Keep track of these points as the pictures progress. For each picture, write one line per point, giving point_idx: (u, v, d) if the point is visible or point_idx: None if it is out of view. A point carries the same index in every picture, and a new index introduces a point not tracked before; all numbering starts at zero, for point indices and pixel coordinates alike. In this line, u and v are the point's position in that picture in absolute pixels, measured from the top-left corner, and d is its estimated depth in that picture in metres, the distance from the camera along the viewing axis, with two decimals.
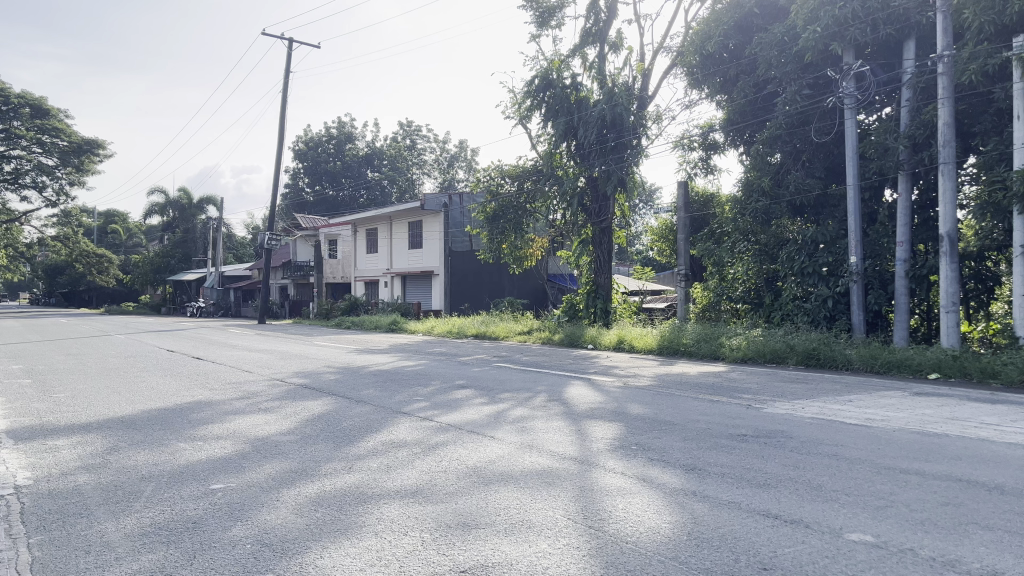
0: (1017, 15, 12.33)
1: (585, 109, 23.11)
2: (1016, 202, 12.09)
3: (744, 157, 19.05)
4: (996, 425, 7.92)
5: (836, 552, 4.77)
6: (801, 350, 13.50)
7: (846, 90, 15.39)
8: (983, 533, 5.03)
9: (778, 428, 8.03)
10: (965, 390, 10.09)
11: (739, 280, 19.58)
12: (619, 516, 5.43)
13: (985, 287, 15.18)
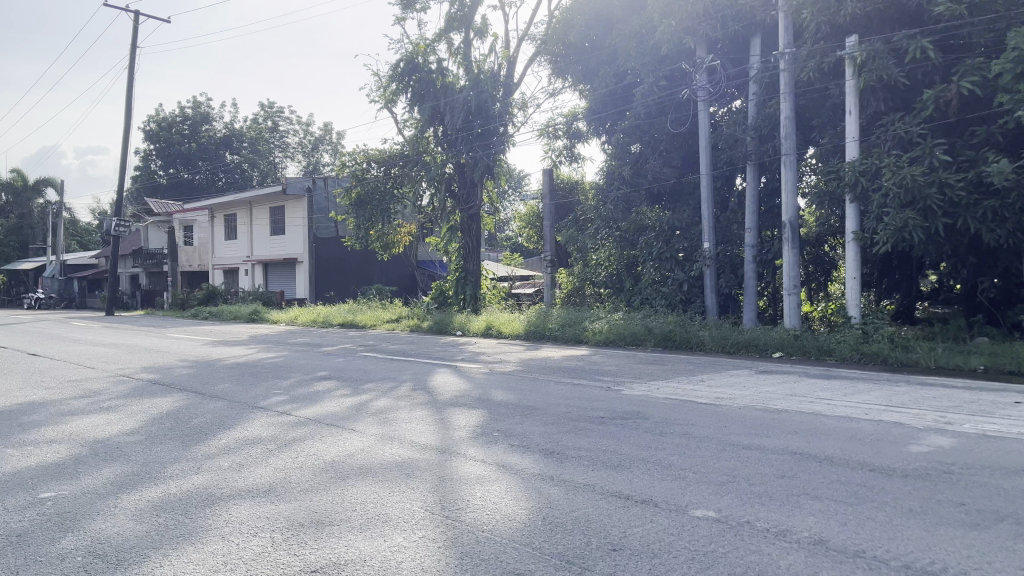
0: (850, 18, 13.25)
1: (451, 95, 23.09)
2: (849, 192, 13.04)
3: (605, 146, 19.54)
4: (829, 399, 8.56)
5: (680, 529, 4.99)
6: (658, 333, 14.03)
7: (698, 82, 16.02)
8: (812, 503, 5.41)
9: (634, 410, 8.32)
10: (804, 367, 10.86)
11: (602, 265, 20.16)
12: (476, 505, 5.47)
13: (824, 272, 16.36)
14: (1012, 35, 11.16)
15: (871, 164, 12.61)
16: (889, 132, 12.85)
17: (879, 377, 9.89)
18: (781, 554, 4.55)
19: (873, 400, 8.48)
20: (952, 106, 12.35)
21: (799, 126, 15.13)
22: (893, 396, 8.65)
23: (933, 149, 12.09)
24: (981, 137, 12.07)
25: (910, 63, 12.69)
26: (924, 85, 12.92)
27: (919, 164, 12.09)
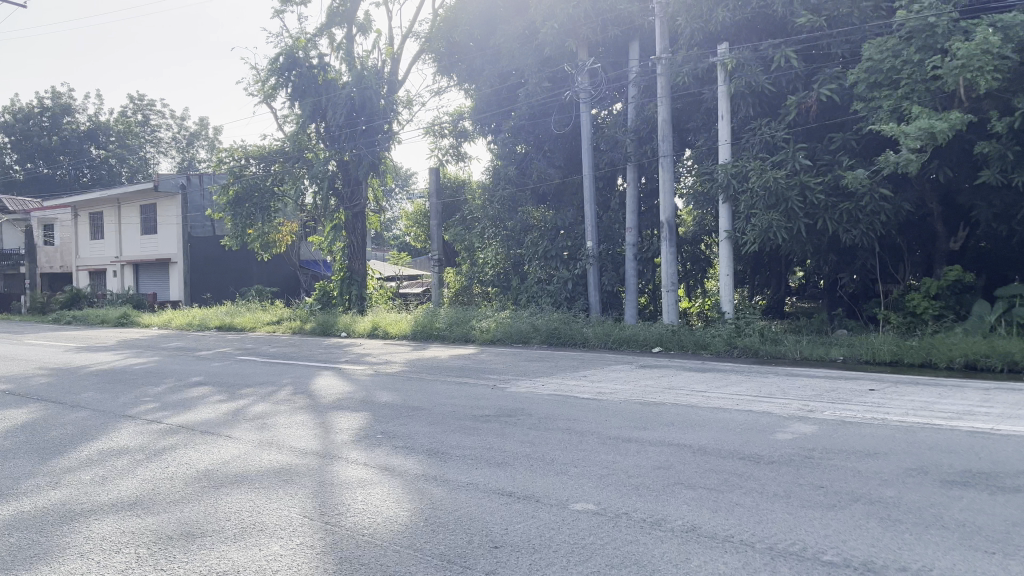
0: (721, 26, 13.89)
1: (333, 91, 22.69)
2: (721, 193, 13.63)
3: (491, 145, 19.66)
4: (703, 391, 8.92)
5: (561, 523, 5.07)
6: (544, 330, 14.22)
7: (580, 84, 16.36)
8: (685, 492, 5.62)
9: (518, 407, 8.39)
10: (681, 360, 11.29)
11: (489, 264, 20.30)
12: (356, 509, 5.36)
13: (700, 269, 17.04)
14: (866, 48, 12.01)
15: (741, 166, 13.23)
16: (757, 136, 13.51)
17: (750, 368, 10.39)
18: (655, 543, 4.70)
19: (744, 391, 8.90)
20: (813, 111, 13.09)
21: (676, 129, 15.70)
22: (762, 387, 9.11)
23: (796, 153, 12.83)
24: (840, 142, 12.89)
25: (776, 71, 13.40)
26: (788, 92, 13.62)
27: (783, 167, 12.80)
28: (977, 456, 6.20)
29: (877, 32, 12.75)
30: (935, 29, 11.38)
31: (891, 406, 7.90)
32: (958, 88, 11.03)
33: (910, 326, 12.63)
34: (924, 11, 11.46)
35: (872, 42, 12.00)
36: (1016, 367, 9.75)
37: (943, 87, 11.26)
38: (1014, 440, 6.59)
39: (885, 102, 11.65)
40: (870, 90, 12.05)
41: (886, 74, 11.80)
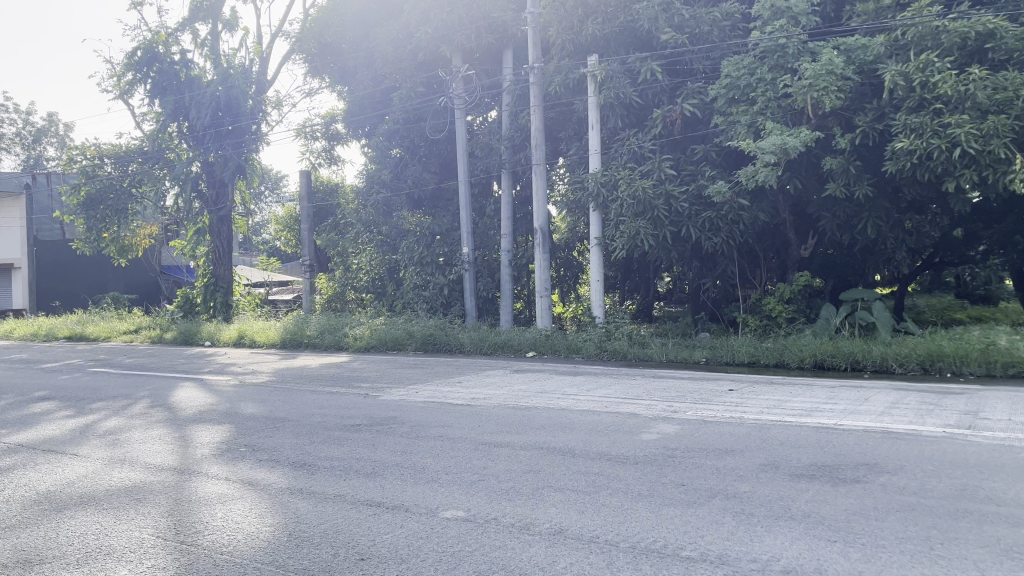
0: (591, 38, 14.27)
1: (197, 89, 21.72)
2: (592, 201, 14.00)
3: (364, 149, 19.36)
4: (575, 395, 9.10)
5: (429, 532, 5.03)
6: (418, 337, 14.11)
7: (454, 90, 16.39)
8: (554, 495, 5.70)
9: (390, 415, 8.26)
10: (555, 365, 11.46)
11: (363, 270, 19.97)
12: (215, 527, 5.11)
13: (573, 275, 17.41)
14: (725, 66, 12.65)
15: (610, 175, 13.64)
16: (624, 147, 13.95)
17: (619, 371, 10.69)
18: (523, 546, 4.74)
19: (613, 393, 9.14)
20: (677, 124, 13.69)
21: (549, 138, 15.98)
22: (630, 389, 9.37)
23: (661, 163, 13.35)
24: (702, 154, 13.49)
25: (643, 84, 13.87)
26: (654, 105, 14.11)
27: (649, 177, 13.28)
28: (822, 450, 6.64)
29: (735, 50, 13.45)
30: (786, 49, 12.16)
31: (748, 405, 8.33)
32: (806, 105, 11.80)
33: (766, 329, 13.35)
34: (775, 33, 12.24)
35: (729, 60, 12.66)
36: (857, 366, 10.49)
37: (792, 104, 12.02)
38: (855, 434, 7.10)
39: (742, 117, 12.30)
40: (729, 105, 12.69)
41: (743, 91, 12.47)
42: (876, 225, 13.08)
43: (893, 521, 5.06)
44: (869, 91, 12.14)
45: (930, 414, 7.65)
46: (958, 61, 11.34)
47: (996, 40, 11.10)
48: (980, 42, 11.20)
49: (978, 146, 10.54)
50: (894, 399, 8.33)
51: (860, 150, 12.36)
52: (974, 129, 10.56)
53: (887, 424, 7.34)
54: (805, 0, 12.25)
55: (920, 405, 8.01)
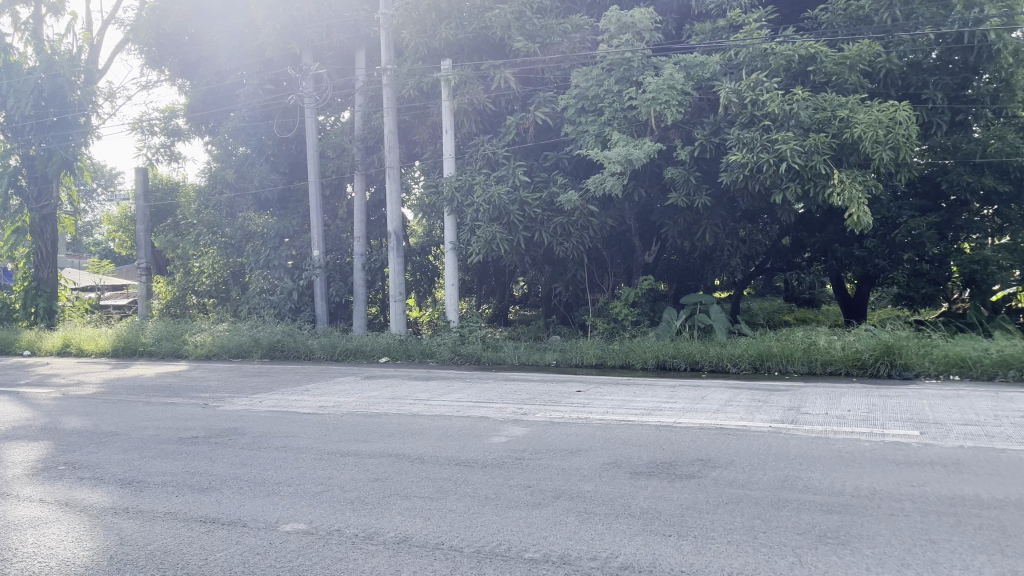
0: (444, 43, 14.24)
1: (16, 76, 19.95)
2: (446, 205, 13.96)
3: (208, 146, 18.44)
4: (426, 400, 9.03)
5: (267, 547, 4.82)
6: (265, 343, 13.57)
7: (304, 89, 15.91)
8: (401, 503, 5.63)
9: (230, 426, 7.87)
10: (406, 370, 11.34)
11: (205, 273, 19.12)
12: (24, 554, 4.68)
13: (428, 280, 17.36)
14: (574, 76, 13.07)
15: (465, 180, 13.68)
16: (478, 152, 14.00)
17: (471, 375, 10.72)
18: (365, 558, 4.64)
19: (465, 397, 9.15)
20: (530, 132, 13.91)
21: (403, 141, 15.88)
22: (481, 393, 9.41)
23: (515, 170, 13.52)
24: (554, 161, 13.82)
25: (496, 90, 13.99)
26: (507, 112, 14.29)
27: (503, 182, 13.45)
28: (662, 447, 6.93)
29: (584, 61, 13.88)
30: (631, 63, 12.66)
31: (594, 406, 8.58)
32: (650, 118, 12.35)
33: (613, 332, 13.84)
34: (621, 46, 12.71)
35: (579, 70, 13.09)
36: (696, 366, 11.08)
37: (638, 116, 12.52)
38: (692, 430, 7.47)
39: (591, 127, 12.68)
40: (578, 115, 13.05)
41: (592, 101, 12.86)
42: (713, 233, 13.89)
43: (723, 513, 5.35)
44: (707, 106, 12.86)
45: (759, 410, 8.19)
46: (784, 82, 12.23)
47: (816, 64, 12.09)
48: (803, 65, 12.15)
49: (801, 161, 11.42)
50: (727, 397, 8.85)
51: (699, 163, 13.08)
52: (797, 146, 11.43)
53: (720, 420, 7.79)
54: (649, 17, 12.81)
55: (750, 402, 8.56)
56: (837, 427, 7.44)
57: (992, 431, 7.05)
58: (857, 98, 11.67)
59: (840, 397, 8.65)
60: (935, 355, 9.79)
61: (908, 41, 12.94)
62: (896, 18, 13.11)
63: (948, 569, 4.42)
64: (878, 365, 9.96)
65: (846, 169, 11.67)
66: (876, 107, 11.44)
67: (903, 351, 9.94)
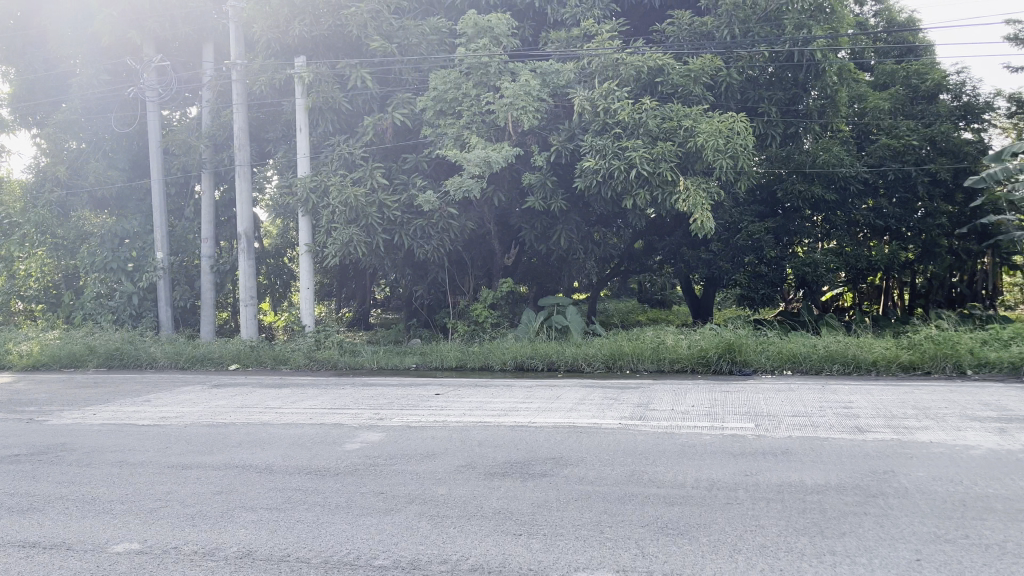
0: (298, 39, 13.77)
1: None
2: (300, 206, 13.48)
3: (37, 140, 16.98)
4: (278, 408, 8.72)
5: (95, 570, 4.50)
6: (102, 351, 12.67)
7: (146, 81, 14.94)
8: (246, 515, 5.41)
9: (58, 442, 7.29)
10: (257, 377, 10.91)
11: (33, 276, 17.37)
12: None
13: (283, 283, 16.81)
14: (432, 79, 12.82)
15: (320, 180, 13.26)
16: (333, 153, 13.58)
17: (327, 381, 10.45)
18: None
19: (319, 404, 8.90)
20: (388, 134, 13.72)
21: (255, 138, 15.30)
22: (336, 399, 9.20)
23: (373, 171, 13.32)
24: (413, 163, 13.74)
25: (353, 89, 13.72)
26: (365, 112, 14.04)
27: (360, 184, 13.20)
28: (515, 447, 7.03)
29: (442, 63, 13.89)
30: (488, 67, 12.76)
31: (452, 408, 8.58)
32: (507, 122, 12.52)
33: (473, 334, 13.88)
34: (479, 51, 12.76)
35: (437, 74, 12.83)
36: (552, 366, 11.29)
37: (495, 120, 12.66)
38: (546, 430, 7.62)
39: (449, 129, 12.68)
40: (437, 117, 13.00)
41: (450, 104, 12.86)
42: (569, 236, 14.29)
43: (572, 510, 5.49)
44: (562, 113, 13.15)
45: (610, 408, 8.47)
46: (634, 92, 12.75)
47: (663, 76, 12.71)
48: (652, 76, 12.73)
49: (650, 168, 11.94)
50: (580, 396, 9.09)
51: (555, 168, 13.40)
52: (646, 154, 11.93)
53: (572, 419, 7.99)
54: (506, 23, 12.96)
55: (602, 400, 8.82)
56: (681, 421, 7.80)
57: (818, 421, 7.63)
58: (699, 109, 12.38)
59: (685, 392, 9.10)
60: (770, 351, 10.50)
61: (746, 57, 13.81)
62: (735, 35, 13.95)
63: (774, 552, 4.72)
64: (721, 362, 10.52)
65: (691, 176, 12.32)
66: (717, 118, 12.19)
67: (742, 348, 10.58)
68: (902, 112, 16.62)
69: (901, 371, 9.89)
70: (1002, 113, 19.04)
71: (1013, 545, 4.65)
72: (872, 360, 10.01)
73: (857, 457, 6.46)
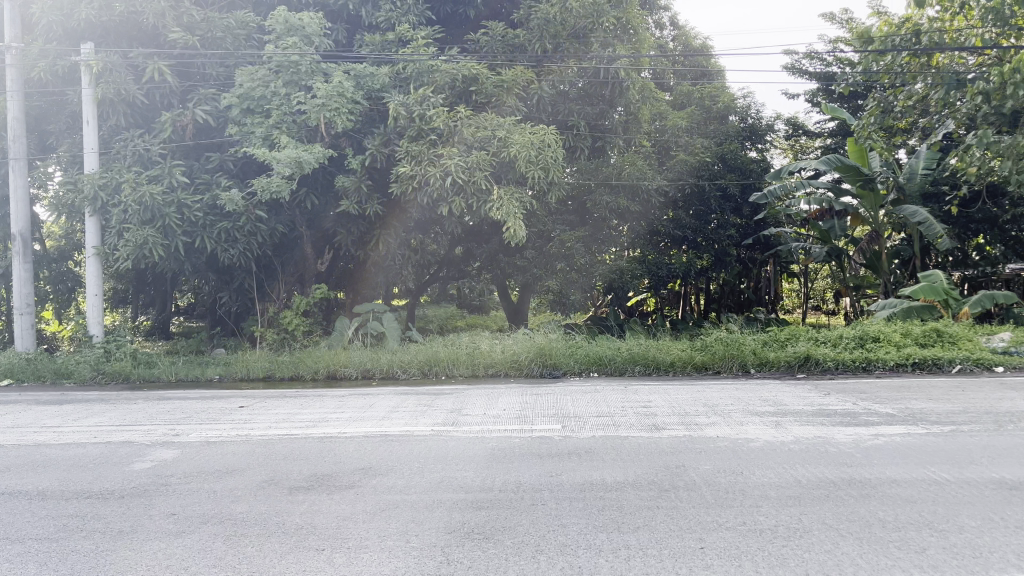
0: (85, 23, 12.62)
1: None
2: (87, 205, 12.34)
3: None
4: (56, 427, 7.91)
5: None
6: None
7: None
8: (10, 548, 4.84)
9: None
10: (35, 393, 9.85)
11: None
12: None
13: (69, 290, 15.34)
14: (238, 75, 12.24)
15: (110, 178, 12.20)
16: (128, 148, 12.65)
17: (117, 396, 9.63)
18: None
19: (105, 421, 8.18)
20: (188, 131, 12.93)
21: (34, 131, 13.96)
22: (127, 414, 8.50)
23: (172, 169, 12.45)
24: (216, 163, 13.03)
25: (149, 82, 12.80)
26: (163, 106, 13.13)
27: (158, 182, 12.30)
28: (323, 459, 6.82)
29: (249, 59, 13.25)
30: (299, 67, 12.31)
31: (256, 421, 8.18)
32: (319, 124, 12.20)
33: (283, 342, 13.34)
34: (289, 49, 12.28)
35: (243, 70, 12.32)
36: (366, 374, 11.08)
37: (307, 121, 12.31)
38: (356, 440, 7.46)
39: (257, 129, 12.15)
40: (244, 116, 12.44)
41: (258, 103, 12.31)
42: (385, 242, 14.15)
43: (378, 520, 5.40)
44: (377, 117, 13.01)
45: (424, 415, 8.43)
46: (449, 99, 12.90)
47: (478, 85, 12.93)
48: (466, 85, 12.89)
49: (465, 176, 12.08)
50: (394, 404, 8.98)
51: (370, 172, 13.22)
52: (461, 161, 12.04)
53: (384, 428, 7.86)
54: (318, 23, 12.62)
55: (415, 407, 8.76)
56: (492, 426, 7.91)
57: (619, 420, 8.03)
58: (511, 120, 12.69)
59: (498, 397, 9.25)
60: (578, 355, 10.92)
61: (556, 71, 14.31)
62: (546, 49, 14.38)
63: (574, 550, 4.89)
64: (532, 366, 10.80)
65: (504, 185, 12.62)
66: (529, 129, 12.59)
67: (552, 352, 10.93)
68: (698, 131, 17.92)
69: (694, 370, 10.62)
70: (781, 136, 21.05)
71: (782, 528, 5.10)
72: (670, 362, 10.67)
73: (653, 454, 6.85)
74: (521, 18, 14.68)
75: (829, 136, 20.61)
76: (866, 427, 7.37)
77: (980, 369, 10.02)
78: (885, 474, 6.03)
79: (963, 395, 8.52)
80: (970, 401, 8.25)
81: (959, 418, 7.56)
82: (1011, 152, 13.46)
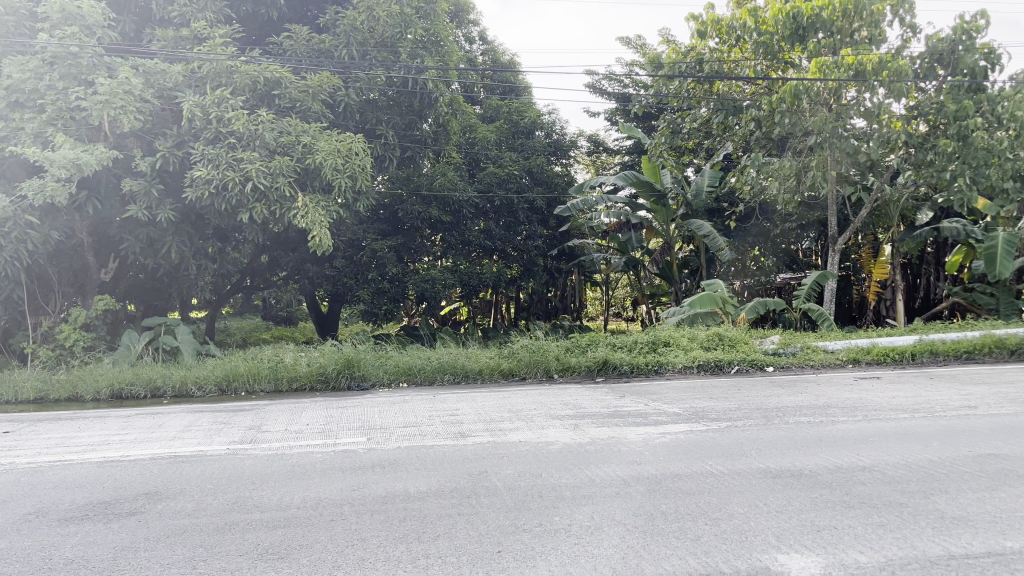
0: None
1: None
2: None
3: None
4: None
5: None
6: None
7: None
8: None
9: None
10: None
11: None
12: None
13: None
14: (5, 64, 11.03)
15: None
16: None
17: None
18: None
19: None
20: None
21: None
22: None
23: None
24: None
25: None
26: None
27: None
28: (101, 486, 6.27)
29: (17, 48, 12.00)
30: (78, 60, 11.33)
31: (23, 448, 7.37)
32: (102, 121, 11.25)
33: (58, 360, 12.10)
34: (67, 39, 11.27)
35: (11, 59, 11.10)
36: (156, 392, 10.31)
37: (89, 119, 11.33)
38: (141, 463, 6.93)
39: (28, 125, 11.01)
40: (12, 109, 11.23)
41: (29, 96, 11.16)
42: (179, 251, 13.27)
43: (163, 548, 5.05)
44: (170, 117, 12.22)
45: (219, 433, 8.00)
46: (250, 102, 12.41)
47: (280, 89, 12.57)
48: (269, 88, 12.47)
49: (267, 182, 11.64)
50: (186, 423, 8.42)
51: (162, 175, 12.37)
52: (263, 167, 11.59)
53: (174, 449, 7.38)
54: (101, 13, 11.69)
55: (211, 426, 8.28)
56: (293, 442, 7.65)
57: (425, 430, 8.04)
58: (318, 127, 12.52)
59: (301, 411, 8.95)
60: (387, 366, 10.82)
61: (363, 78, 14.16)
62: (353, 55, 14.18)
63: (372, 563, 4.82)
64: (339, 378, 10.54)
65: (309, 193, 12.38)
66: (335, 137, 12.52)
67: (360, 364, 10.73)
68: (506, 144, 18.47)
69: (501, 377, 10.86)
70: (584, 151, 22.22)
71: (575, 527, 5.32)
72: (478, 370, 10.85)
73: (456, 462, 6.92)
74: (328, 23, 14.45)
75: (626, 153, 21.96)
76: (654, 427, 7.86)
77: (754, 369, 11.06)
78: (669, 470, 6.47)
79: (738, 394, 9.33)
80: (743, 398, 9.06)
81: (734, 415, 8.26)
82: (778, 174, 15.20)
